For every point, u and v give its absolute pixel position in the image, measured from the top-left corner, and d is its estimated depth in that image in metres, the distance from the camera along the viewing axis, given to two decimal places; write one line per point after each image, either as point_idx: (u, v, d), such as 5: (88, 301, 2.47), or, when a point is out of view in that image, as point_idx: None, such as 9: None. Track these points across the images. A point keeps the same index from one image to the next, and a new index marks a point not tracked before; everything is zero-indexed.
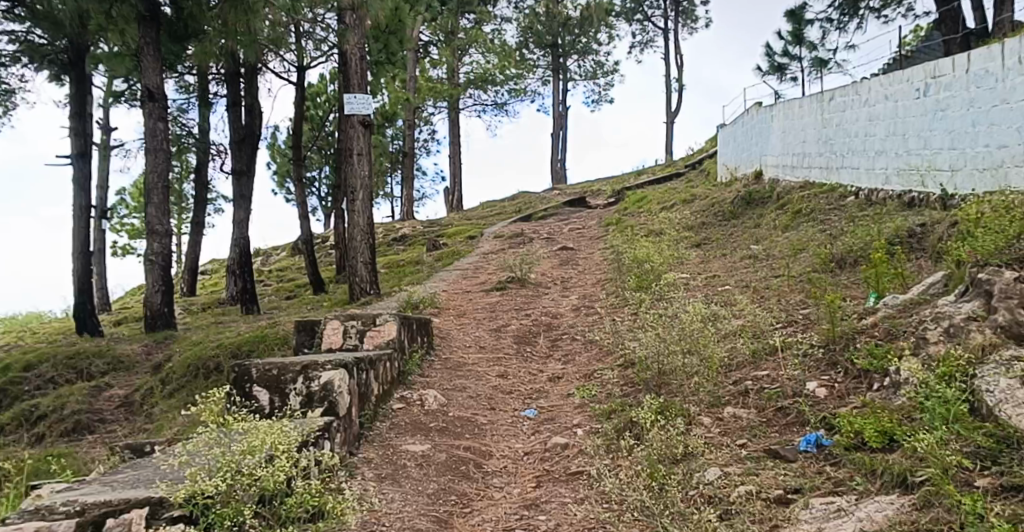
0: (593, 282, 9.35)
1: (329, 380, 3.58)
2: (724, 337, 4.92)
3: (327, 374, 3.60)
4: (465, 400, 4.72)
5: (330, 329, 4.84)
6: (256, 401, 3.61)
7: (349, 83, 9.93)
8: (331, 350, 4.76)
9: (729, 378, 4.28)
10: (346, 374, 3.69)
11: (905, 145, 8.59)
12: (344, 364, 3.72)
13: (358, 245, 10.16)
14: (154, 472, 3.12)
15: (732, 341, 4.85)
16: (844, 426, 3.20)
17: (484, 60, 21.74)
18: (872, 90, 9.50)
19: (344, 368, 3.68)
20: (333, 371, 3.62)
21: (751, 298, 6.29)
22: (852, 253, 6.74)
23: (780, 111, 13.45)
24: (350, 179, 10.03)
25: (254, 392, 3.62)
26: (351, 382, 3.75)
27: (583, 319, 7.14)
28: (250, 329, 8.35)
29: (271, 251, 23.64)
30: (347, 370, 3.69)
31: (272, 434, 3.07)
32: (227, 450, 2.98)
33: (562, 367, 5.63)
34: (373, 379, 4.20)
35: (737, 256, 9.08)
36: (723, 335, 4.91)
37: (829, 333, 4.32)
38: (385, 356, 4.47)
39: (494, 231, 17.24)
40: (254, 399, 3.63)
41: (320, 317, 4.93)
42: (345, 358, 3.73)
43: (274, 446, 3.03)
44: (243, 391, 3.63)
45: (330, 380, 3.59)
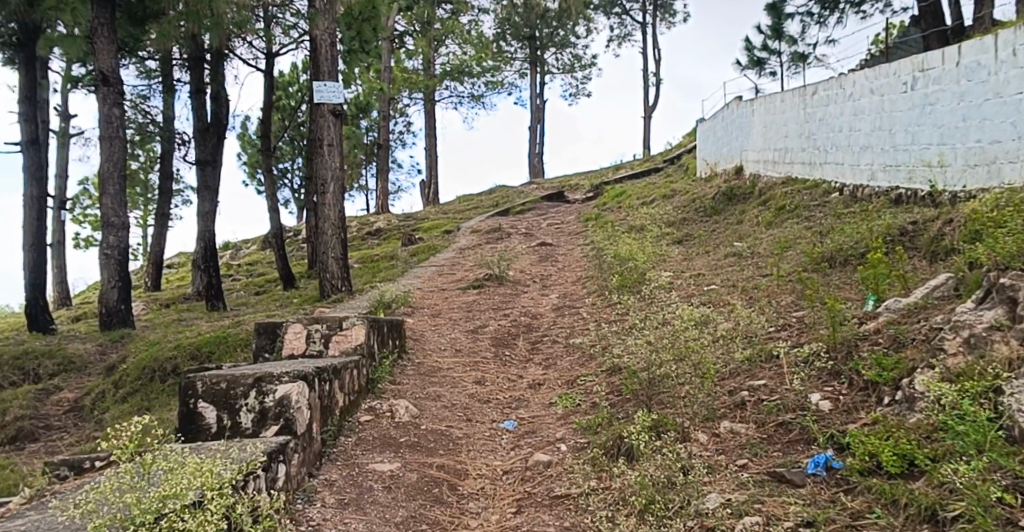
0: (573, 280, 9.04)
1: (286, 394, 3.22)
2: (715, 341, 4.63)
3: (284, 387, 3.23)
4: (438, 410, 4.39)
5: (292, 333, 4.46)
6: (202, 419, 3.22)
7: (319, 70, 9.50)
8: (292, 357, 4.39)
9: (723, 388, 3.99)
10: (307, 387, 3.33)
11: (892, 140, 8.35)
12: (306, 375, 3.36)
13: (328, 239, 9.75)
14: (56, 520, 2.71)
15: (724, 346, 4.56)
16: (858, 448, 2.95)
17: (461, 51, 21.34)
18: (857, 83, 9.25)
19: (305, 380, 3.32)
20: (292, 384, 3.26)
21: (740, 299, 6.00)
22: (841, 251, 6.49)
23: (761, 105, 13.21)
24: (319, 171, 9.61)
25: (200, 409, 3.22)
26: (312, 395, 3.39)
27: (563, 321, 6.81)
28: (212, 328, 7.92)
29: (240, 244, 23.08)
30: (308, 382, 3.33)
31: (200, 474, 2.68)
32: (143, 494, 2.58)
33: (543, 374, 5.32)
34: (337, 390, 3.83)
35: (720, 253, 8.83)
36: (714, 339, 4.62)
37: (829, 339, 4.02)
38: (352, 364, 4.11)
39: (471, 225, 16.88)
40: (201, 417, 3.23)
41: (282, 320, 4.55)
42: (306, 369, 3.36)
43: (204, 487, 2.66)
44: (187, 408, 3.22)
45: (287, 394, 3.23)
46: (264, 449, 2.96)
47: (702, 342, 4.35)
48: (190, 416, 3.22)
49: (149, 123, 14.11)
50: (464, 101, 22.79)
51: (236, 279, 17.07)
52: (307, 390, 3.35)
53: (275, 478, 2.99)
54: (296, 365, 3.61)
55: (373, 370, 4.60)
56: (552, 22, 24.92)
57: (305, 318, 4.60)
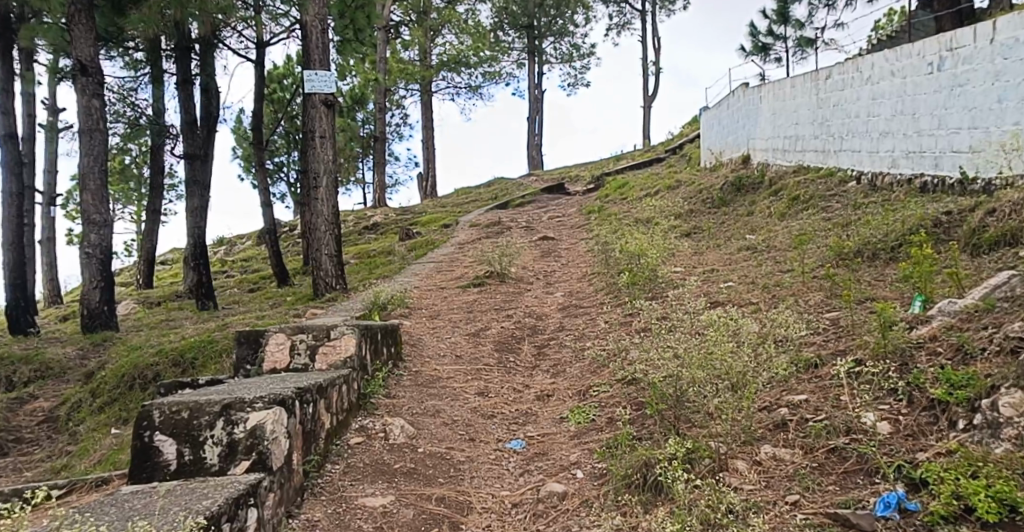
0: (579, 277, 8.58)
1: (260, 424, 2.82)
2: (750, 347, 4.16)
3: (258, 415, 2.83)
4: (438, 428, 3.93)
5: (275, 344, 3.97)
6: (160, 456, 2.80)
7: (309, 59, 9.02)
8: (274, 371, 3.90)
9: (760, 404, 3.54)
10: (285, 414, 2.93)
11: (915, 125, 7.88)
12: (286, 400, 2.96)
13: (322, 236, 9.27)
14: None
15: (754, 353, 4.10)
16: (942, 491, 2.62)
17: (458, 41, 20.83)
18: (875, 66, 8.77)
19: (283, 406, 2.92)
20: (267, 411, 2.86)
21: (763, 298, 5.54)
22: (869, 244, 6.03)
23: (769, 92, 12.72)
24: (312, 164, 9.14)
25: (156, 443, 2.80)
26: (293, 422, 2.99)
27: (571, 323, 6.35)
28: (197, 331, 7.44)
29: (235, 239, 22.59)
30: (287, 408, 2.93)
31: None
32: None
33: (551, 384, 4.87)
34: (324, 410, 3.39)
35: (733, 247, 8.37)
36: (749, 345, 4.15)
37: (877, 347, 3.61)
38: (341, 379, 3.65)
39: (470, 219, 16.43)
40: (158, 453, 2.81)
41: (265, 328, 4.05)
42: (284, 394, 2.96)
43: None
44: (141, 442, 2.80)
45: (261, 423, 2.83)
46: (235, 492, 2.56)
47: (734, 350, 3.90)
48: (145, 451, 2.80)
49: (139, 117, 13.55)
50: (461, 92, 22.18)
51: (230, 275, 16.57)
52: (287, 417, 2.94)
53: (247, 525, 2.56)
54: (275, 386, 3.17)
55: (364, 386, 4.11)
56: (550, 11, 24.39)
57: (288, 326, 4.11)
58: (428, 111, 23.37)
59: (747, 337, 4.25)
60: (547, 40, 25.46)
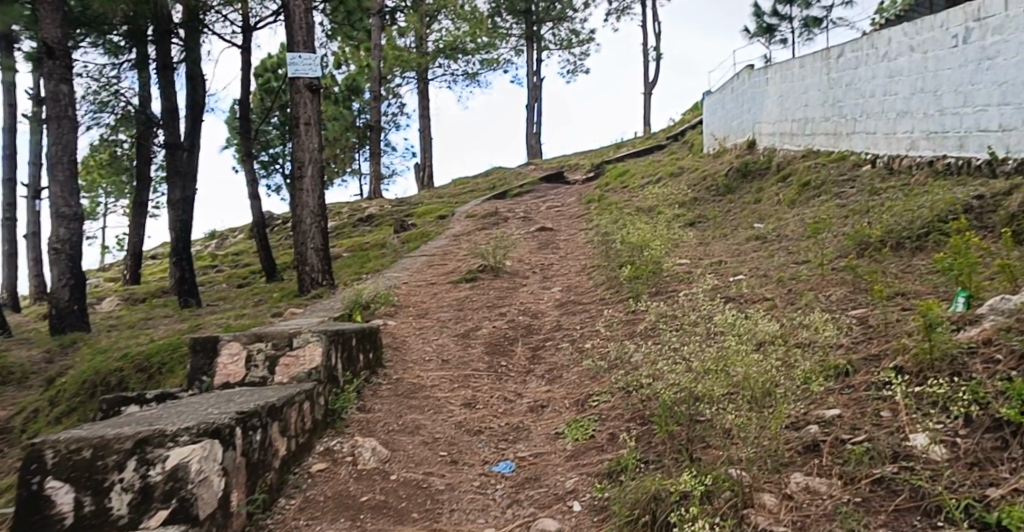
0: (578, 270, 8.10)
1: (182, 464, 2.48)
2: (770, 354, 3.67)
3: (181, 453, 2.50)
4: (417, 449, 3.44)
5: (228, 356, 3.44)
6: (53, 506, 2.43)
7: (292, 40, 8.46)
8: (227, 386, 3.36)
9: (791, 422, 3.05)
10: (219, 446, 2.60)
11: (937, 103, 7.36)
12: (221, 431, 2.63)
13: (307, 228, 8.76)
14: None
15: (775, 360, 3.61)
16: None
17: (454, 27, 20.27)
18: (893, 41, 8.22)
19: (216, 438, 2.60)
20: (193, 446, 2.53)
21: (779, 293, 5.05)
22: (892, 231, 5.54)
23: (776, 73, 12.19)
24: (296, 153, 8.62)
25: (49, 492, 2.44)
26: (232, 455, 2.65)
27: (569, 322, 5.86)
28: (169, 331, 6.95)
29: (227, 233, 22.04)
30: (220, 440, 2.60)
31: None
32: None
33: (546, 392, 4.40)
34: (282, 435, 2.97)
35: (741, 237, 7.88)
36: (769, 352, 3.66)
37: (922, 353, 3.13)
38: (305, 395, 3.19)
39: (466, 209, 15.94)
40: (52, 504, 2.45)
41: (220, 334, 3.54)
42: (219, 424, 2.64)
43: None
44: (30, 490, 2.44)
45: (185, 462, 2.49)
46: None
47: (753, 359, 3.42)
48: (35, 502, 2.44)
49: (125, 108, 12.85)
50: (458, 80, 21.56)
51: (220, 270, 16.07)
52: (221, 452, 2.60)
53: None
54: (214, 409, 2.82)
55: (333, 400, 3.61)
56: None
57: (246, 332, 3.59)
58: (424, 100, 22.81)
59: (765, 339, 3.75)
60: (545, 26, 24.87)
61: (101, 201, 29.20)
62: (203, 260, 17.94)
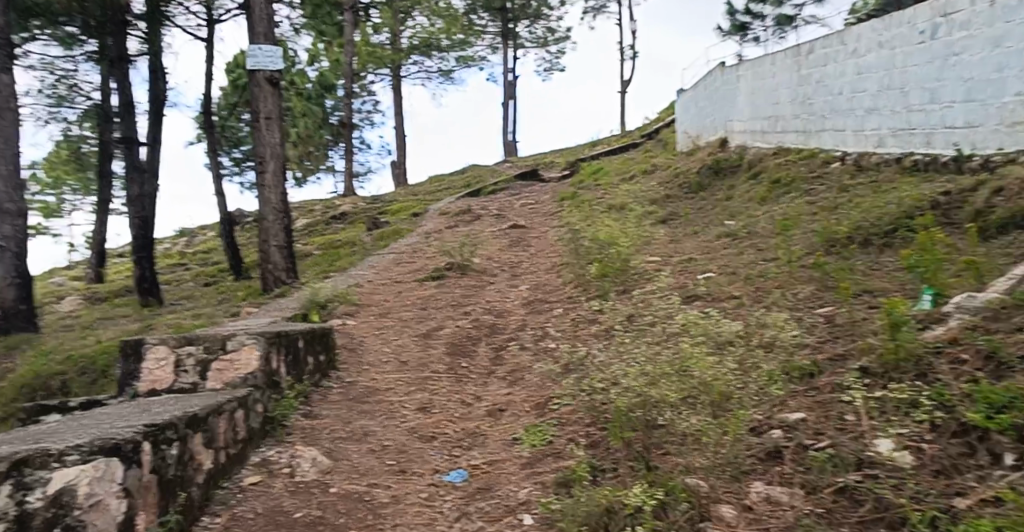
0: (547, 267, 7.96)
1: (66, 488, 2.17)
2: (734, 356, 3.52)
3: (65, 476, 2.19)
4: (363, 458, 3.25)
5: (155, 360, 3.23)
6: None
7: (252, 32, 8.21)
8: (153, 393, 3.17)
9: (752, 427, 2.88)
10: (118, 465, 2.32)
11: (904, 100, 7.28)
12: (123, 448, 2.35)
13: (270, 225, 8.50)
14: None
15: (738, 361, 3.47)
16: None
17: (428, 22, 19.95)
18: (861, 38, 8.13)
19: (114, 455, 2.32)
20: (82, 467, 2.23)
21: (746, 291, 4.92)
22: (860, 227, 5.43)
23: (747, 71, 12.12)
24: (257, 147, 8.37)
25: None
26: (136, 474, 2.38)
27: (534, 321, 5.69)
28: (119, 333, 6.67)
29: (197, 231, 21.64)
30: (119, 458, 2.33)
31: None
32: None
33: (506, 395, 4.22)
34: (201, 450, 2.72)
35: (712, 234, 7.76)
36: (732, 354, 3.52)
37: (887, 353, 2.99)
38: (234, 404, 2.97)
39: (439, 207, 15.74)
40: None
41: (146, 336, 3.32)
42: (119, 439, 2.36)
43: None
44: None
45: (69, 487, 2.18)
46: None
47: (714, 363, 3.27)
48: None
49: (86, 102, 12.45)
50: (432, 76, 21.31)
51: (187, 268, 15.75)
52: (116, 473, 2.31)
53: None
54: (119, 423, 2.53)
55: (272, 405, 3.42)
56: None
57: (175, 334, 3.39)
58: (398, 97, 22.53)
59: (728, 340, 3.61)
60: (521, 23, 24.69)
61: (67, 198, 28.63)
62: (170, 258, 17.55)
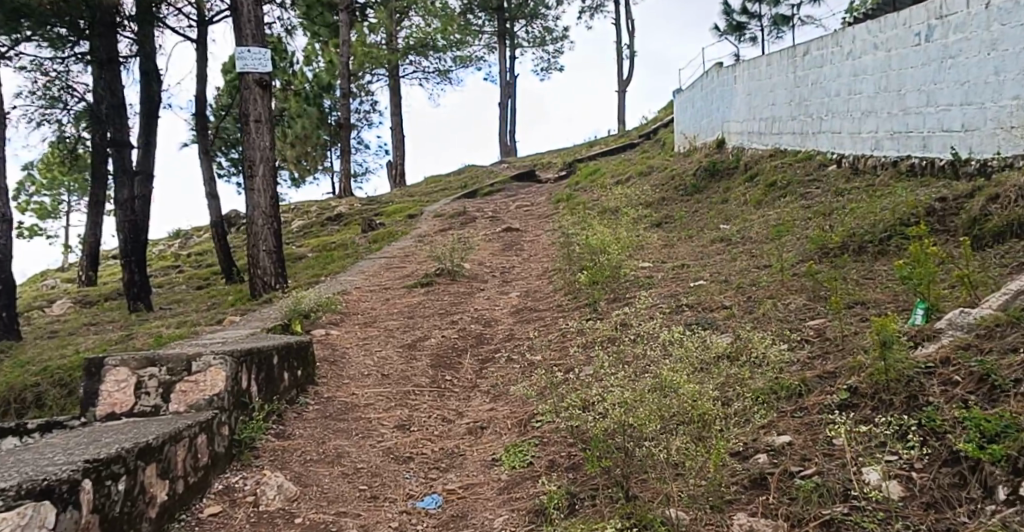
0: (539, 273, 7.84)
1: None
2: (720, 373, 3.38)
3: None
4: (333, 483, 3.13)
5: (114, 383, 3.14)
6: None
7: (240, 34, 8.04)
8: (111, 417, 3.08)
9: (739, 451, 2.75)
10: (50, 508, 2.21)
11: (900, 102, 7.15)
12: (56, 490, 2.24)
13: (258, 230, 8.33)
14: None
15: (725, 380, 3.33)
16: None
17: (425, 23, 19.79)
18: (856, 39, 7.99)
19: (45, 499, 2.20)
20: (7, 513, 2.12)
21: (737, 301, 4.80)
22: (852, 234, 5.31)
23: (744, 71, 11.98)
24: (246, 151, 8.20)
25: None
26: (72, 516, 2.27)
27: (522, 331, 5.56)
28: (100, 342, 6.56)
29: (192, 232, 21.51)
30: (51, 501, 2.21)
31: None
32: None
33: (488, 410, 4.08)
34: (150, 485, 2.61)
35: (705, 239, 7.65)
36: (717, 371, 3.38)
37: (877, 373, 2.85)
38: (191, 432, 2.87)
39: (434, 208, 15.61)
40: None
41: (106, 356, 3.22)
42: (52, 480, 2.25)
43: None
44: None
45: None
46: None
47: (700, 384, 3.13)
48: None
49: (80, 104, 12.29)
50: (429, 77, 21.17)
51: (180, 270, 15.62)
52: (46, 518, 2.19)
53: None
54: (58, 459, 2.42)
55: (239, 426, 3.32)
56: None
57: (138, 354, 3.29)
58: (395, 97, 22.38)
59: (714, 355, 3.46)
60: (518, 23, 24.53)
61: (64, 199, 28.53)
62: (164, 260, 17.43)
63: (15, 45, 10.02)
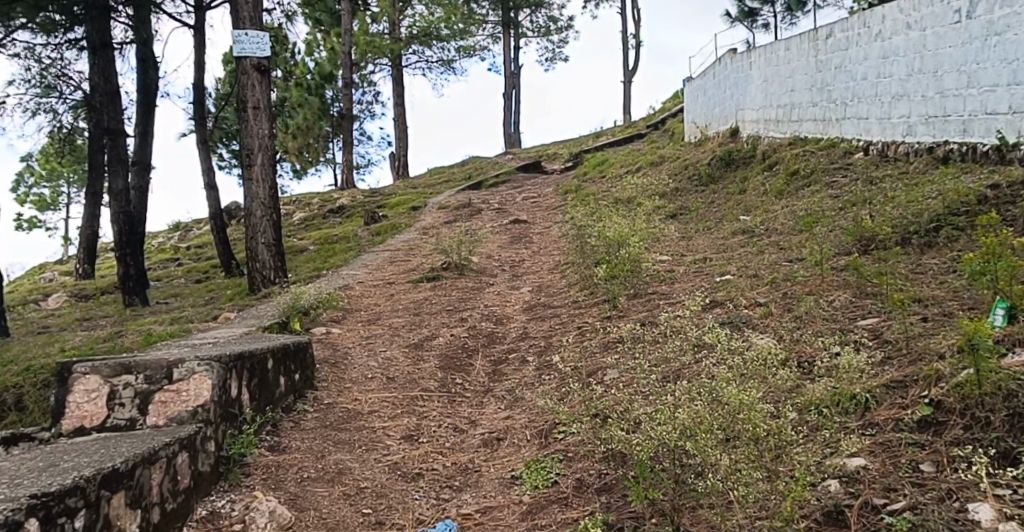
0: (549, 267, 7.46)
1: None
2: (768, 379, 3.00)
3: None
4: (335, 508, 2.77)
5: (83, 394, 2.79)
6: None
7: (238, 16, 7.61)
8: (80, 432, 2.73)
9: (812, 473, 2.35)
10: None
11: (936, 85, 6.75)
12: None
13: (256, 221, 7.90)
14: None
15: (775, 390, 2.95)
16: None
17: (428, 11, 19.36)
18: (886, 19, 7.58)
19: None
20: None
21: (771, 297, 4.42)
22: (892, 223, 4.92)
23: (759, 58, 11.55)
24: (244, 139, 7.77)
25: None
26: None
27: (536, 329, 5.17)
28: (88, 340, 6.19)
29: (193, 225, 21.12)
30: None
31: None
32: None
33: (504, 419, 3.70)
34: (115, 517, 2.24)
35: (726, 231, 7.26)
36: (766, 378, 2.99)
37: (966, 385, 2.48)
38: (168, 451, 2.50)
39: (439, 200, 15.24)
40: None
41: (75, 360, 2.87)
42: None
43: None
44: None
45: None
46: None
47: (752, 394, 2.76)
48: None
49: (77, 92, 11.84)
50: (433, 67, 20.74)
51: (179, 263, 15.26)
52: None
53: None
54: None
55: (227, 440, 2.94)
56: None
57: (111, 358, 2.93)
58: (397, 87, 21.97)
59: (760, 360, 3.08)
60: (523, 12, 24.08)
61: (64, 190, 28.16)
62: (163, 253, 17.06)
63: (10, 32, 9.61)
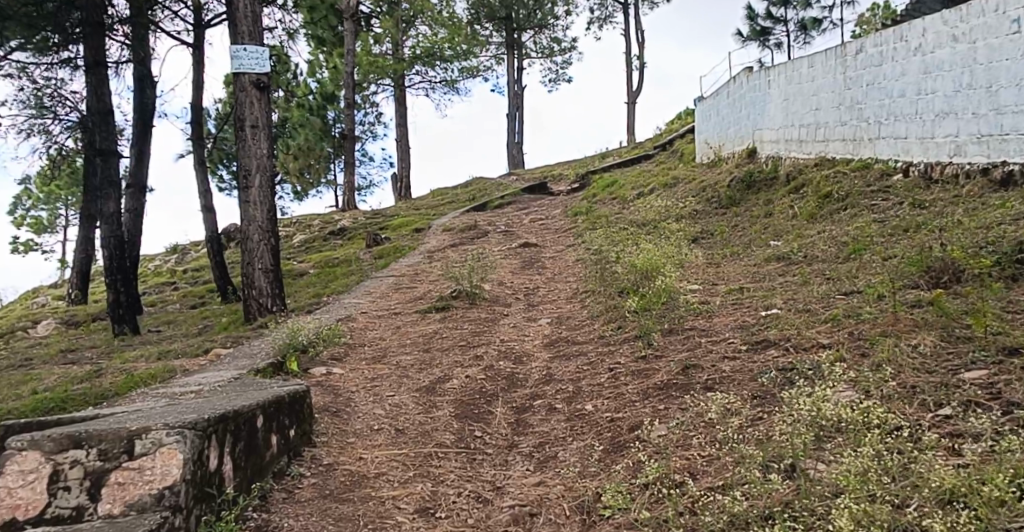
0: (567, 296, 6.89)
1: None
2: (882, 481, 2.44)
3: None
4: None
5: (23, 477, 2.51)
6: None
7: (235, 31, 7.11)
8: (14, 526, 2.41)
9: None
10: None
11: (991, 100, 6.27)
12: None
13: (253, 246, 7.32)
14: None
15: (917, 481, 2.43)
16: None
17: (431, 32, 18.81)
18: (927, 31, 7.08)
19: None
20: None
21: (834, 336, 3.85)
22: (957, 251, 4.40)
23: (778, 75, 11.05)
24: (241, 159, 7.22)
25: None
26: None
27: (561, 371, 4.59)
28: (64, 378, 5.67)
29: (191, 247, 20.56)
30: None
31: None
32: None
33: (536, 487, 3.11)
34: None
35: (757, 256, 6.72)
36: (875, 472, 2.45)
37: None
38: None
39: (443, 222, 14.70)
40: None
41: (17, 440, 2.60)
42: None
43: None
44: None
45: None
46: None
47: (883, 518, 2.29)
48: None
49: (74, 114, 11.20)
50: (436, 87, 20.35)
51: (176, 287, 14.71)
52: None
53: None
54: None
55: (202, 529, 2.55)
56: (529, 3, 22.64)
57: (56, 433, 2.64)
58: (399, 108, 21.53)
59: (862, 449, 2.54)
60: (526, 34, 23.69)
61: (62, 213, 27.66)
62: (160, 276, 16.49)
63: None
